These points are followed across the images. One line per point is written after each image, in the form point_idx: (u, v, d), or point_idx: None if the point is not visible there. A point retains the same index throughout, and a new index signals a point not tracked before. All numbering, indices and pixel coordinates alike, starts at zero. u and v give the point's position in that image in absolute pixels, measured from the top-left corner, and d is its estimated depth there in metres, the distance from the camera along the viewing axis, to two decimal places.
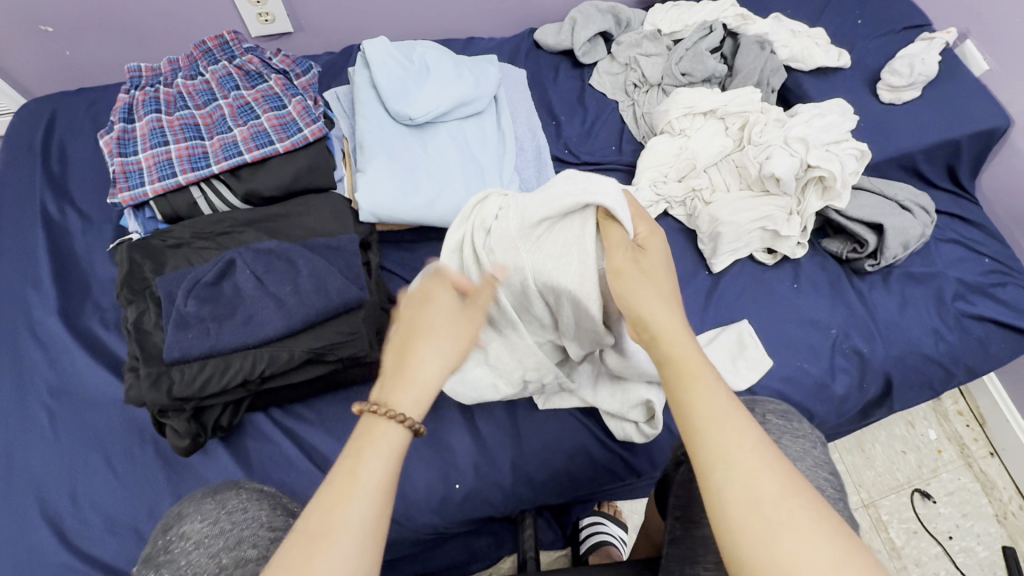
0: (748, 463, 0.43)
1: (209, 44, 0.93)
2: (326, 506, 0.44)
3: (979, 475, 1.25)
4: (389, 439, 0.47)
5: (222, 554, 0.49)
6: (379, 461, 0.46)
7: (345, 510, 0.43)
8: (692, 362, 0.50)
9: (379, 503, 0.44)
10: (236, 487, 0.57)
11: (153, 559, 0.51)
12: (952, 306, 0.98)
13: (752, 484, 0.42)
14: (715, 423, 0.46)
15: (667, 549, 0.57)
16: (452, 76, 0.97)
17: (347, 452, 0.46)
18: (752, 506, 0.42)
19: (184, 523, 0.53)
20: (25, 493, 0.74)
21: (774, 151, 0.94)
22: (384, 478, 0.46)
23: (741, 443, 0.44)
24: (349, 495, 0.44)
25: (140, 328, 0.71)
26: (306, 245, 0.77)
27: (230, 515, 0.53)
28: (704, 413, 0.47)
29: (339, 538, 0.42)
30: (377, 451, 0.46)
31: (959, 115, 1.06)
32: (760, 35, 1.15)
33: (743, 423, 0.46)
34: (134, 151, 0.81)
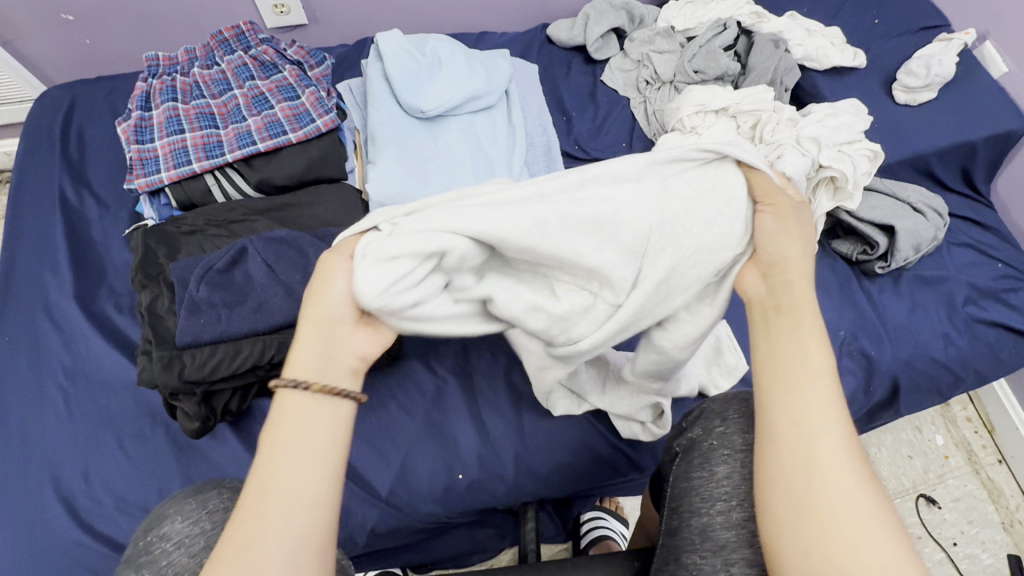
0: (819, 429, 0.44)
1: (226, 34, 0.94)
2: (257, 476, 0.45)
3: (986, 482, 1.24)
4: (310, 406, 0.48)
5: (203, 554, 0.49)
6: (301, 424, 0.47)
7: (274, 479, 0.44)
8: (806, 325, 0.49)
9: (310, 467, 0.45)
10: (218, 484, 0.55)
11: (133, 560, 0.50)
12: (963, 311, 0.97)
13: (818, 437, 0.43)
14: (810, 376, 0.46)
15: (664, 538, 0.58)
16: (464, 70, 0.97)
17: (265, 426, 0.47)
18: (810, 464, 0.42)
19: (163, 524, 0.51)
20: (39, 471, 0.76)
21: (786, 150, 0.94)
22: (311, 442, 0.46)
23: (825, 399, 0.45)
24: (276, 463, 0.45)
25: (155, 313, 0.72)
26: (316, 235, 0.78)
27: (211, 515, 0.51)
28: (799, 373, 0.46)
29: (269, 504, 0.43)
30: (298, 415, 0.47)
31: (976, 118, 1.05)
32: (775, 33, 1.14)
33: (829, 395, 0.45)
34: (150, 138, 0.83)
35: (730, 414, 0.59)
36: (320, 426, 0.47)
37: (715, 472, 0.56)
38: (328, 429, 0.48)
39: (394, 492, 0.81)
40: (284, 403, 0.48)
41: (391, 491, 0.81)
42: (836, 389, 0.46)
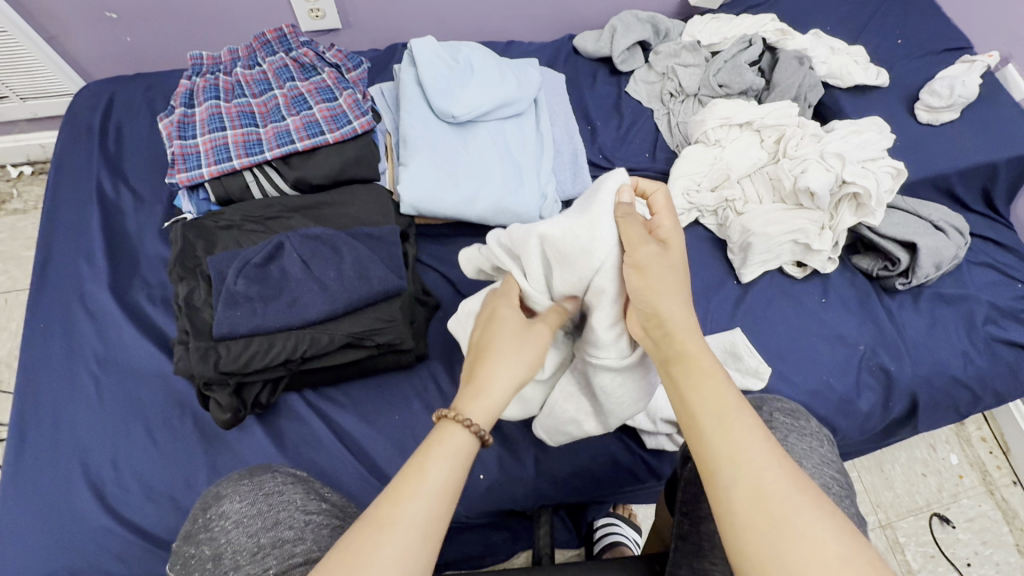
0: (754, 461, 0.45)
1: (268, 36, 0.97)
2: (391, 497, 0.46)
3: (1001, 503, 1.23)
4: (464, 447, 0.50)
5: (260, 534, 0.51)
6: (446, 463, 0.48)
7: (409, 506, 0.45)
8: (702, 362, 0.52)
9: (446, 506, 0.47)
10: (271, 470, 0.58)
11: (192, 536, 0.53)
12: (982, 330, 0.98)
13: (760, 478, 0.44)
14: (728, 420, 0.48)
15: (674, 543, 0.59)
16: (496, 77, 0.99)
17: (415, 452, 0.48)
18: (759, 498, 0.44)
19: (223, 503, 0.54)
20: (70, 456, 0.78)
21: (810, 165, 0.95)
22: (452, 480, 0.48)
23: (748, 440, 0.47)
24: (415, 492, 0.46)
25: (192, 304, 0.74)
26: (350, 233, 0.80)
27: (268, 497, 0.54)
28: (714, 413, 0.49)
29: (400, 530, 0.44)
30: (447, 454, 0.49)
31: (997, 139, 1.06)
32: (799, 50, 1.16)
33: (753, 426, 0.48)
34: (192, 135, 0.85)
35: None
36: (455, 468, 0.49)
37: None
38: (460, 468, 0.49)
39: None
40: (444, 429, 0.50)
41: None
42: (751, 417, 0.48)
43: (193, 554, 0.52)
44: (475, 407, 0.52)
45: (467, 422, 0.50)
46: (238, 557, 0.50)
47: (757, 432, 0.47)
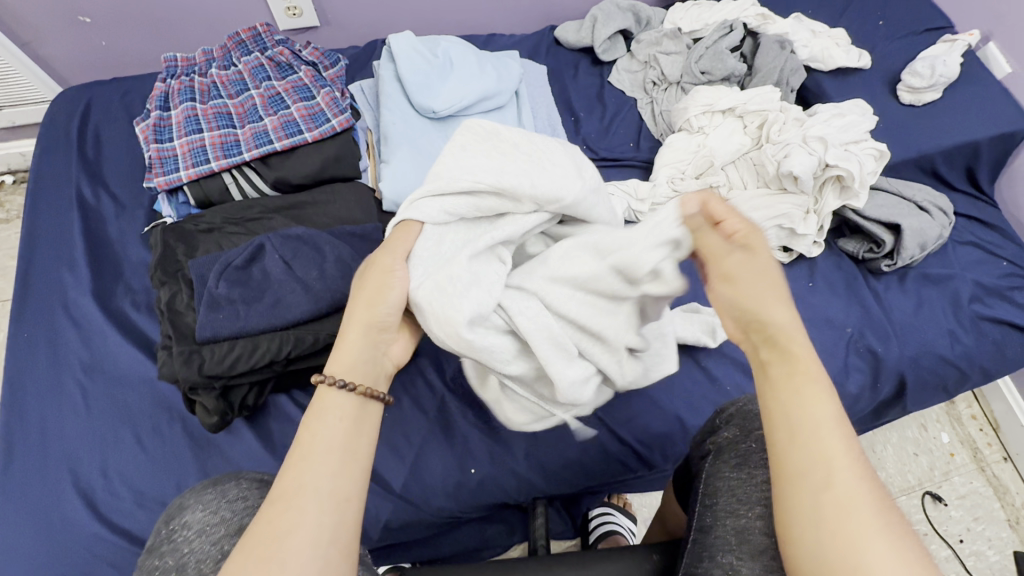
0: (826, 445, 0.44)
1: (242, 36, 0.96)
2: (288, 470, 0.47)
3: (992, 479, 1.24)
4: (338, 404, 0.52)
5: (223, 541, 0.51)
6: (326, 424, 0.50)
7: (304, 474, 0.47)
8: (804, 361, 0.48)
9: (339, 463, 0.48)
10: (235, 475, 0.57)
11: (157, 548, 0.52)
12: (968, 309, 0.98)
13: (836, 489, 0.42)
14: (819, 426, 0.45)
15: (693, 534, 0.57)
16: (475, 70, 0.99)
17: (302, 421, 0.50)
18: (835, 512, 0.42)
19: (185, 513, 0.53)
20: (58, 466, 0.77)
21: (793, 149, 0.95)
22: (341, 436, 0.50)
23: (837, 456, 0.44)
24: (311, 459, 0.48)
25: (174, 309, 0.73)
26: (333, 232, 0.80)
27: (231, 504, 0.54)
28: (807, 417, 0.46)
29: (305, 497, 0.45)
30: (322, 418, 0.50)
31: (980, 118, 1.06)
32: (780, 34, 1.15)
33: (840, 441, 0.44)
34: (169, 138, 0.84)
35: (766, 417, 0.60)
36: (349, 431, 0.51)
37: (754, 474, 0.56)
38: (353, 424, 0.51)
39: (408, 487, 0.82)
40: (322, 397, 0.52)
41: (405, 486, 0.82)
42: (844, 428, 0.45)
43: (157, 565, 0.51)
44: (339, 367, 0.54)
45: (348, 386, 0.52)
46: (202, 566, 0.49)
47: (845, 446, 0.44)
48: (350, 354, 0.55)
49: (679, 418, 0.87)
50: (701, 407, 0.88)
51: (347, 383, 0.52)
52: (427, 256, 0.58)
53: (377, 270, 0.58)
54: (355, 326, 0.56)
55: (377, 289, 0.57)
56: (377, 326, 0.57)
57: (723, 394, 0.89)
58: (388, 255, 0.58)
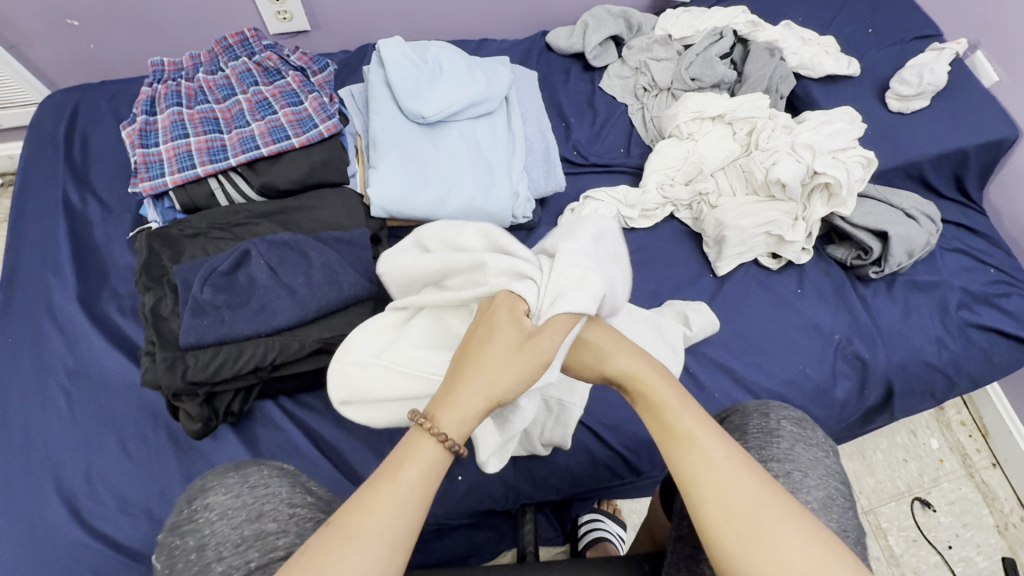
0: (707, 461, 0.48)
1: (231, 40, 0.96)
2: (361, 501, 0.44)
3: (981, 485, 1.25)
4: (433, 455, 0.47)
5: (243, 526, 0.50)
6: (416, 473, 0.46)
7: (379, 515, 0.43)
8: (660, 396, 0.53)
9: (411, 519, 0.44)
10: (257, 462, 0.57)
11: (176, 527, 0.52)
12: (956, 316, 0.99)
13: (726, 496, 0.46)
14: (691, 440, 0.49)
15: (672, 542, 0.59)
16: (464, 76, 0.98)
17: (393, 452, 0.47)
18: (737, 516, 0.45)
19: (207, 495, 0.53)
20: (41, 472, 0.76)
21: (781, 157, 0.95)
22: (422, 491, 0.45)
23: (720, 463, 0.47)
24: (389, 500, 0.44)
25: (158, 315, 0.73)
26: (319, 238, 0.79)
27: (252, 489, 0.53)
28: (680, 435, 0.50)
29: (371, 538, 0.42)
30: (418, 464, 0.46)
31: (967, 126, 1.07)
32: (770, 42, 1.16)
33: (714, 448, 0.48)
34: (155, 143, 0.84)
35: (749, 431, 0.61)
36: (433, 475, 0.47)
37: None
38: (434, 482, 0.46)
39: None
40: (417, 437, 0.47)
41: None
42: (709, 429, 0.50)
43: (177, 545, 0.50)
44: (449, 415, 0.48)
45: (446, 438, 0.47)
46: (222, 549, 0.49)
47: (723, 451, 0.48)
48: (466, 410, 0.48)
49: None
50: None
51: (448, 436, 0.47)
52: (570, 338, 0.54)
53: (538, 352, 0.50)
54: (486, 397, 0.49)
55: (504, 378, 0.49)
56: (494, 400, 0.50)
57: (710, 401, 0.89)
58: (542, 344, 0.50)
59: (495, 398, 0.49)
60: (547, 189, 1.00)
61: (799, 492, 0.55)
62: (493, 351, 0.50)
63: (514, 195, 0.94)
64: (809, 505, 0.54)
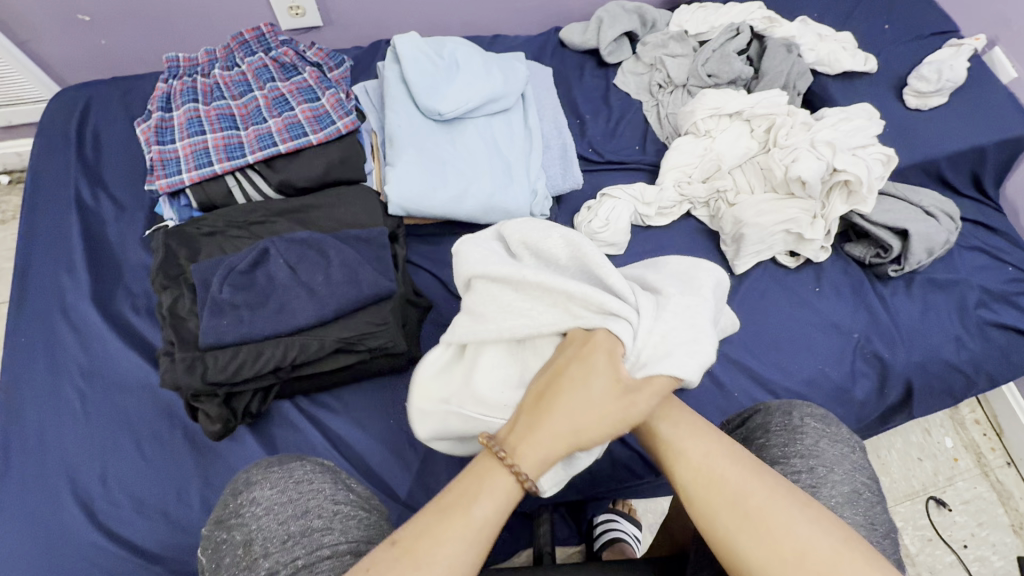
0: (697, 459, 0.52)
1: (246, 36, 0.95)
2: (427, 526, 0.46)
3: (995, 484, 1.24)
4: (505, 486, 0.48)
5: (290, 521, 0.49)
6: (484, 504, 0.47)
7: (443, 544, 0.45)
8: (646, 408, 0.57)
9: (478, 550, 0.46)
10: (301, 458, 0.57)
11: (223, 522, 0.51)
12: (975, 314, 0.98)
13: (725, 482, 0.49)
14: (675, 441, 0.54)
15: (694, 546, 0.58)
16: (481, 72, 0.97)
17: (457, 476, 0.49)
18: (737, 507, 0.48)
19: (253, 489, 0.53)
20: (57, 473, 0.76)
21: (801, 154, 0.94)
22: (492, 521, 0.47)
23: (710, 455, 0.51)
24: (454, 530, 0.45)
25: (176, 314, 0.72)
26: (337, 236, 0.78)
27: (298, 485, 0.53)
28: (665, 439, 0.54)
29: (433, 566, 0.43)
30: (489, 494, 0.48)
31: (986, 123, 1.06)
32: (787, 38, 1.15)
33: (699, 442, 0.53)
34: (171, 140, 0.83)
35: (770, 428, 0.60)
36: (503, 507, 0.48)
37: None
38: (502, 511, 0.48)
39: None
40: (490, 472, 0.49)
41: None
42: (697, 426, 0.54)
43: (224, 540, 0.50)
44: (524, 453, 0.49)
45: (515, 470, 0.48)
46: (268, 545, 0.48)
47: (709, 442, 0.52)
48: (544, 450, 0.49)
49: None
50: (708, 414, 0.88)
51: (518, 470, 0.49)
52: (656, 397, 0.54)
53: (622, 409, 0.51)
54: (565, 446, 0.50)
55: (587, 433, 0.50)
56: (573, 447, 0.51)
57: (729, 400, 0.89)
58: (639, 402, 0.50)
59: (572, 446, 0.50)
60: (565, 187, 0.99)
61: (823, 487, 0.54)
62: (590, 400, 0.51)
63: (532, 193, 0.93)
64: (833, 499, 0.53)
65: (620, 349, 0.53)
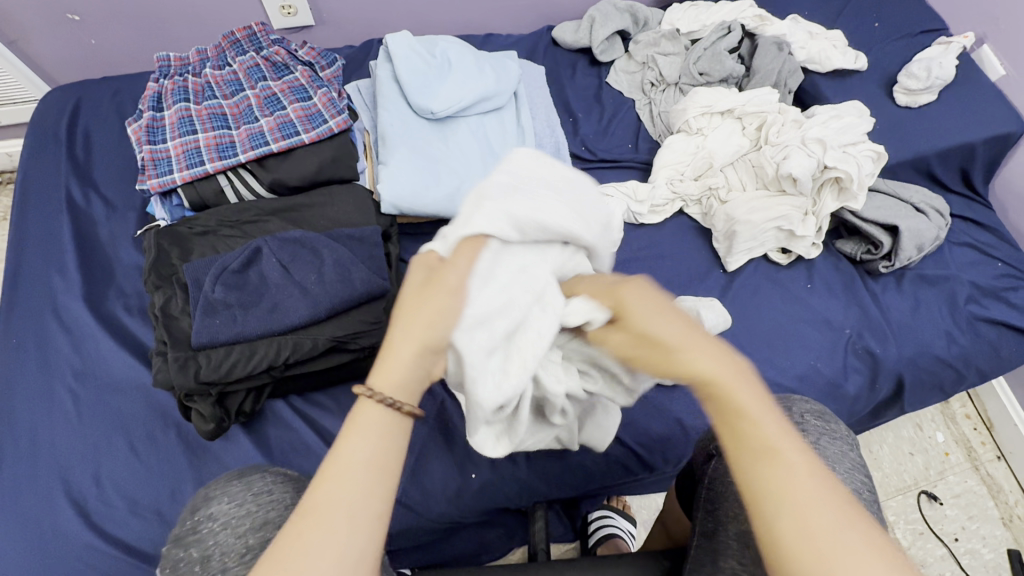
0: (788, 482, 0.40)
1: (237, 35, 0.95)
2: (314, 484, 0.43)
3: (986, 478, 1.26)
4: (381, 422, 0.45)
5: (248, 534, 0.50)
6: (363, 443, 0.44)
7: (328, 490, 0.42)
8: (734, 399, 0.44)
9: (365, 485, 0.43)
10: (261, 469, 0.57)
11: (181, 539, 0.51)
12: (965, 310, 0.99)
13: (815, 521, 0.39)
14: (768, 451, 0.41)
15: (696, 540, 0.58)
16: (473, 71, 0.98)
17: (341, 431, 0.45)
18: (826, 551, 0.38)
19: (211, 505, 0.53)
20: (49, 474, 0.75)
21: (792, 151, 0.95)
22: (375, 455, 0.44)
23: (802, 485, 0.40)
24: (336, 476, 0.43)
25: (168, 313, 0.72)
26: (331, 235, 0.79)
27: (256, 498, 0.53)
28: (756, 446, 0.42)
29: (324, 515, 0.41)
30: (361, 433, 0.44)
31: (975, 120, 1.07)
32: (778, 36, 1.15)
33: (794, 464, 0.41)
34: (162, 139, 0.82)
35: None
36: (380, 441, 0.45)
37: None
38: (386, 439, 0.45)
39: (406, 490, 0.81)
40: (361, 412, 0.45)
41: (404, 492, 0.81)
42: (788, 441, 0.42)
43: (182, 558, 0.50)
44: (380, 380, 0.46)
45: (389, 402, 0.45)
46: (228, 559, 0.49)
47: (807, 470, 0.41)
48: (400, 368, 0.47)
49: (679, 421, 0.87)
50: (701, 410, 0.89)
51: (391, 400, 0.45)
52: (492, 260, 0.54)
53: (443, 287, 0.50)
54: (411, 344, 0.48)
55: (438, 314, 0.49)
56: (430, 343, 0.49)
57: None
58: (452, 273, 0.52)
59: (425, 344, 0.49)
60: None
61: None
62: (410, 293, 0.51)
63: None
64: None
65: (434, 254, 0.54)
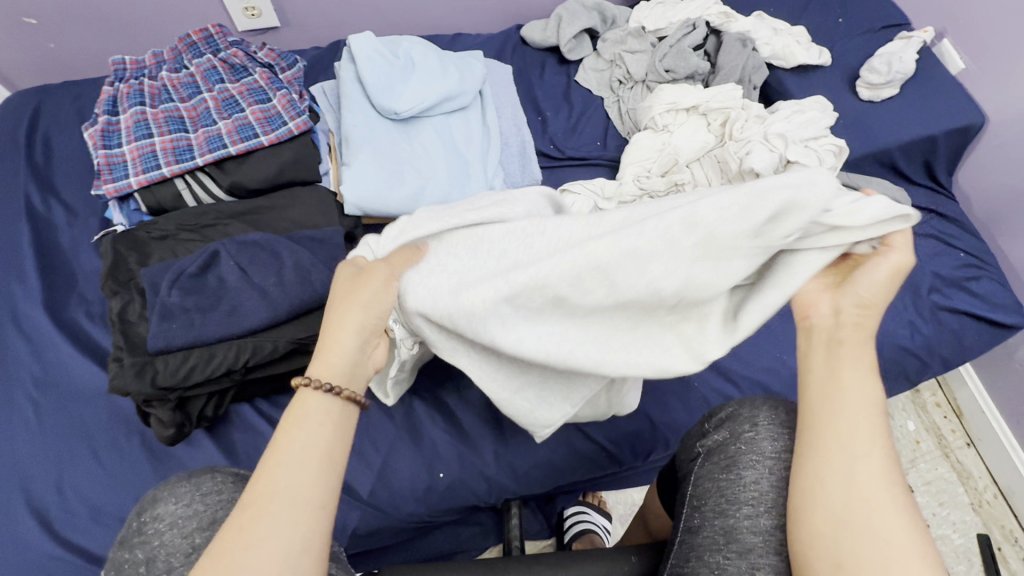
0: (850, 436, 0.48)
1: (194, 37, 0.94)
2: (257, 478, 0.46)
3: (955, 465, 1.28)
4: (321, 408, 0.50)
5: (194, 534, 0.50)
6: (305, 431, 0.48)
7: (270, 480, 0.45)
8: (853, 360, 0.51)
9: (311, 472, 0.47)
10: (212, 469, 0.56)
11: (127, 541, 0.52)
12: (927, 299, 1.01)
13: (859, 474, 0.46)
14: (848, 405, 0.49)
15: (681, 535, 0.57)
16: (437, 71, 0.98)
17: (281, 424, 0.49)
18: (853, 497, 0.45)
19: (157, 506, 0.53)
20: (8, 484, 0.74)
21: (754, 146, 0.96)
22: (314, 444, 0.48)
23: (864, 448, 0.47)
24: (280, 465, 0.46)
25: (126, 319, 0.72)
26: (291, 237, 0.78)
27: (204, 498, 0.53)
28: (850, 403, 0.49)
29: (269, 504, 0.44)
30: (300, 423, 0.49)
31: (935, 113, 1.09)
32: (742, 32, 1.17)
33: (870, 432, 0.48)
34: (118, 143, 0.82)
35: (759, 421, 0.59)
36: (323, 428, 0.49)
37: (743, 476, 0.55)
38: (326, 428, 0.49)
39: (375, 491, 0.81)
40: (303, 400, 0.50)
41: (372, 492, 0.80)
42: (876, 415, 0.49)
43: (126, 559, 0.51)
44: (323, 369, 0.52)
45: (332, 389, 0.50)
46: (172, 560, 0.50)
47: (876, 438, 0.47)
48: (342, 358, 0.53)
49: (648, 416, 0.88)
50: (670, 404, 0.89)
51: (332, 386, 0.50)
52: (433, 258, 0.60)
53: (376, 276, 0.56)
54: (352, 334, 0.54)
55: (374, 299, 0.55)
56: (370, 322, 0.55)
57: (688, 389, 0.90)
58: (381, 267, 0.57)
59: (366, 326, 0.54)
60: (524, 183, 1.00)
61: None
62: (343, 287, 0.57)
63: (491, 190, 0.93)
64: None
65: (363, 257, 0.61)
